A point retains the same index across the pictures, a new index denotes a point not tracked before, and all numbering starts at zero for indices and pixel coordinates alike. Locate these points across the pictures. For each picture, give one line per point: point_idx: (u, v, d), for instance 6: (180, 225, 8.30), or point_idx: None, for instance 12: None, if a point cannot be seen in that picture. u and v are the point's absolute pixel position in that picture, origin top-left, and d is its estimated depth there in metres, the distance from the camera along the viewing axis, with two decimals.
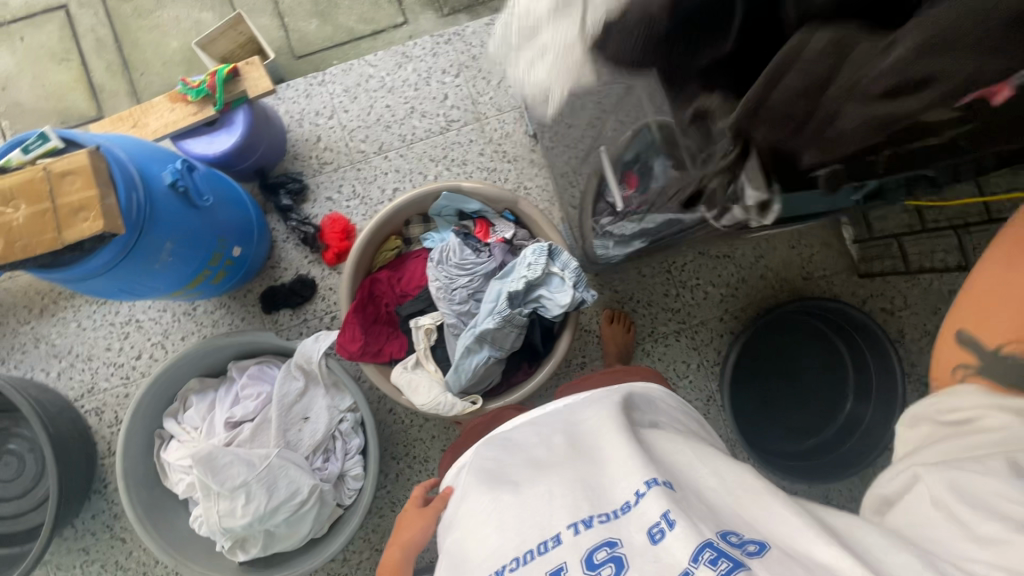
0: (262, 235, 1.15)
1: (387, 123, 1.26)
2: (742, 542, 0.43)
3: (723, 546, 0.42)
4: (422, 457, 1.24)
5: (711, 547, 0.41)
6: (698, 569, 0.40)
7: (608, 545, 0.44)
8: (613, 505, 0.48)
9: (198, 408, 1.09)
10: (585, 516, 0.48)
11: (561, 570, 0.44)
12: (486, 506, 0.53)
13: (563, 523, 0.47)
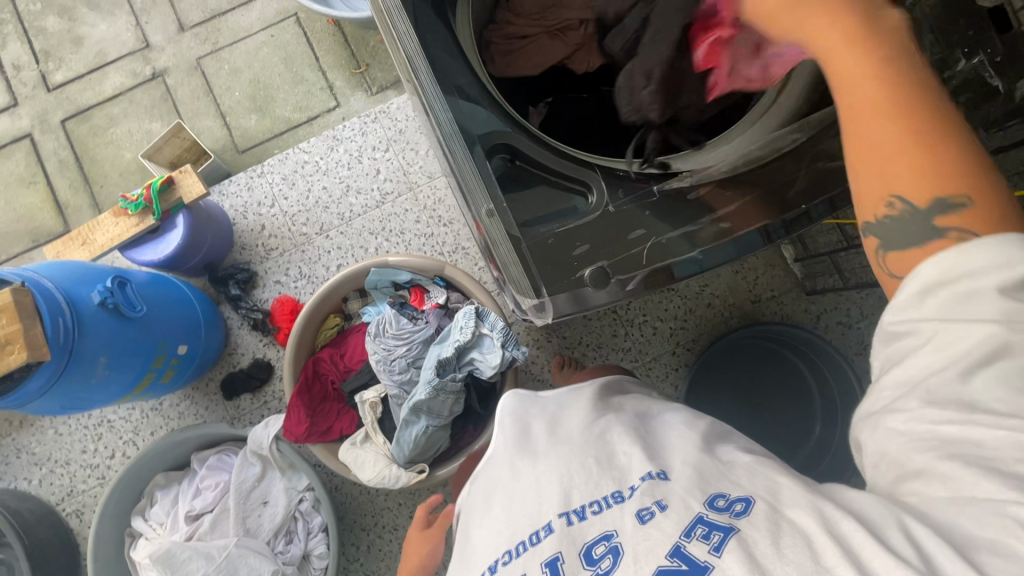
0: (212, 327, 1.20)
1: (325, 204, 1.32)
2: (729, 503, 0.45)
3: (712, 517, 0.44)
4: (391, 527, 1.21)
5: (701, 522, 0.43)
6: (689, 543, 0.42)
7: (606, 538, 0.45)
8: (607, 492, 0.50)
9: (163, 503, 1.12)
10: (578, 507, 0.49)
11: (557, 559, 0.45)
12: (489, 516, 0.54)
13: (556, 513, 0.49)
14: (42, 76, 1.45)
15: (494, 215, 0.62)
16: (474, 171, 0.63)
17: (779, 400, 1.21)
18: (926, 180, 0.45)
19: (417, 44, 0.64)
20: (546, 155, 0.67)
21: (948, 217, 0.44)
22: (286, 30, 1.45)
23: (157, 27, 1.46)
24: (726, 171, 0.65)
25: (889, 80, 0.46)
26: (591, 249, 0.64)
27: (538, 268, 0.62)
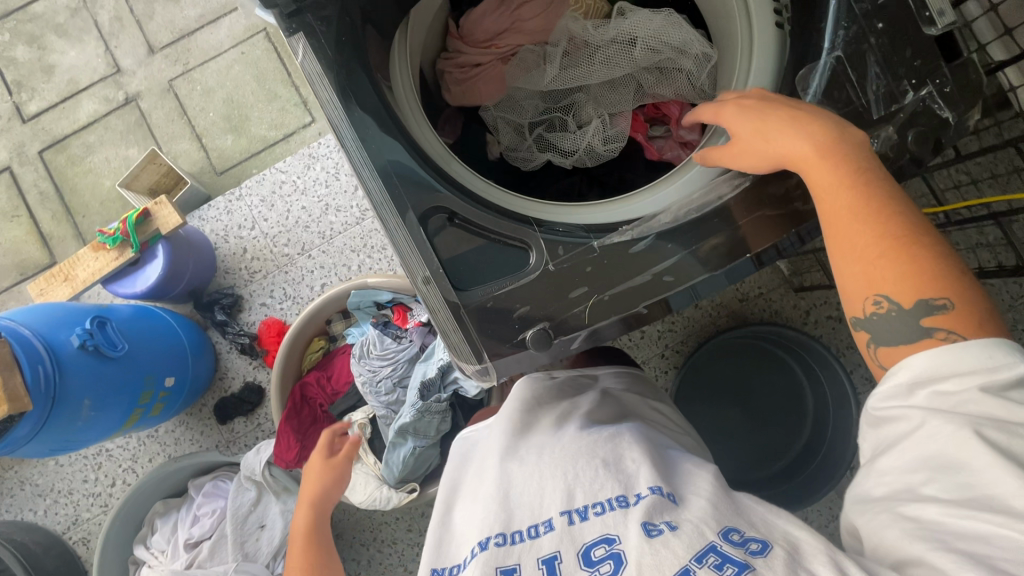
0: (201, 354, 1.21)
1: (305, 224, 1.31)
2: (744, 540, 0.46)
3: (727, 549, 0.45)
4: (389, 541, 1.22)
5: (715, 552, 0.44)
6: (699, 568, 0.43)
7: (607, 542, 0.47)
8: (610, 495, 0.51)
9: (163, 531, 1.14)
10: (580, 508, 0.50)
11: (554, 558, 0.48)
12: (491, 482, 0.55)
13: (558, 509, 0.51)
14: (16, 107, 1.44)
15: (431, 282, 0.56)
16: (409, 239, 0.56)
17: (763, 404, 1.19)
18: (910, 281, 0.47)
19: (338, 100, 0.54)
20: (486, 212, 0.57)
21: (931, 317, 0.46)
22: (257, 46, 1.42)
23: (127, 50, 1.44)
24: (670, 221, 0.58)
25: (859, 188, 0.50)
26: (534, 308, 0.56)
27: (478, 334, 0.56)
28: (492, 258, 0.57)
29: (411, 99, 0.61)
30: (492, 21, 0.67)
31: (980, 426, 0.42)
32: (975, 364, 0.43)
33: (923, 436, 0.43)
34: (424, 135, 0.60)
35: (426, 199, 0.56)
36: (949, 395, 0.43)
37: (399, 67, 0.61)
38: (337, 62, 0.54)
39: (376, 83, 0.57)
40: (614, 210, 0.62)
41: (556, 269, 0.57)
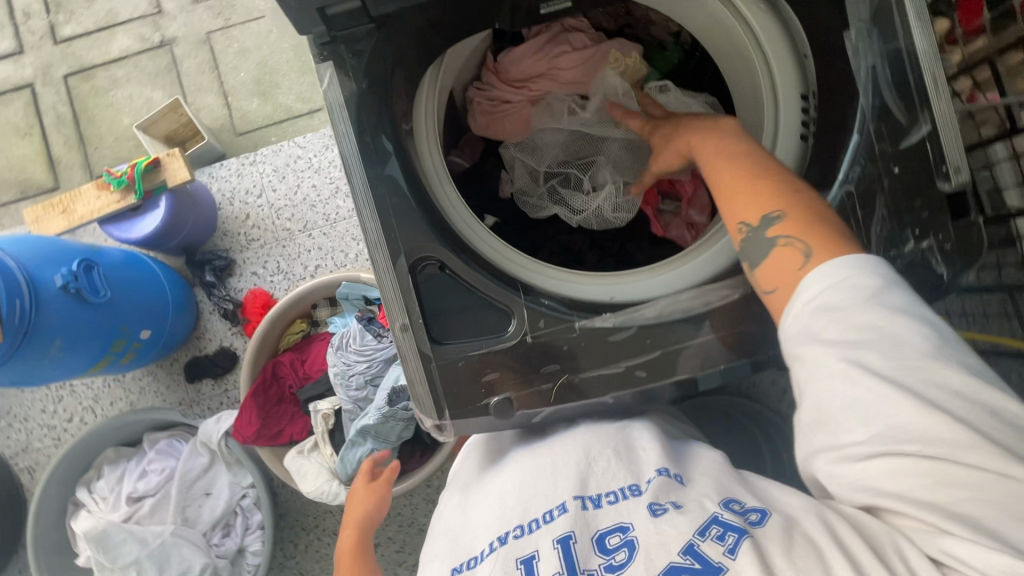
0: (184, 311, 1.20)
1: (312, 203, 1.31)
2: (744, 510, 0.49)
3: (727, 518, 0.47)
4: (330, 530, 1.25)
5: (717, 522, 0.47)
6: (702, 540, 0.45)
7: (621, 530, 0.48)
8: (622, 485, 0.53)
9: (109, 479, 1.14)
10: (593, 495, 0.52)
11: (569, 537, 0.48)
12: (511, 479, 0.57)
13: (571, 494, 0.52)
14: (50, 27, 1.43)
15: (407, 330, 0.56)
16: (394, 285, 0.56)
17: None
18: (761, 206, 0.54)
19: (353, 133, 0.55)
20: (479, 271, 0.57)
21: (781, 228, 0.53)
22: None
23: None
24: (655, 315, 0.59)
25: (716, 143, 0.60)
26: (502, 375, 0.57)
27: (444, 391, 0.56)
28: (476, 316, 0.57)
29: (432, 142, 0.61)
30: (532, 63, 0.71)
31: (861, 354, 0.44)
32: (835, 275, 0.48)
33: (829, 381, 0.45)
34: (437, 180, 0.60)
35: (420, 246, 0.56)
36: (829, 317, 0.46)
37: (426, 106, 0.60)
38: (365, 98, 0.55)
39: (397, 124, 0.57)
40: (610, 279, 0.63)
41: (533, 341, 0.58)
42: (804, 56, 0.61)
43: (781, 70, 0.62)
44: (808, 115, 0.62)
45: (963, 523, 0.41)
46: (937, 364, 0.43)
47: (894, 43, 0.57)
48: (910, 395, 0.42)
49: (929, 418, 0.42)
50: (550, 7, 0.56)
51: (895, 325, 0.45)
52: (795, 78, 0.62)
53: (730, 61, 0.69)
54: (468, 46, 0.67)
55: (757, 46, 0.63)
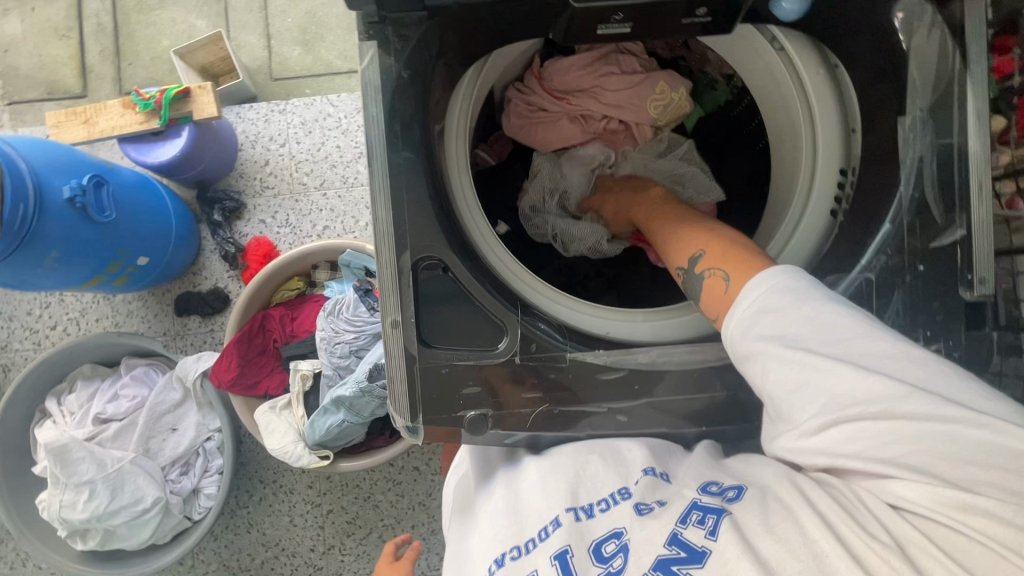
0: (185, 245, 1.20)
1: (333, 163, 1.30)
2: (722, 490, 0.48)
3: (705, 501, 0.47)
4: (287, 488, 1.28)
5: (696, 508, 0.46)
6: (686, 529, 0.45)
7: (616, 536, 0.47)
8: (611, 491, 0.51)
9: (79, 395, 1.14)
10: (585, 505, 0.50)
11: (566, 553, 0.46)
12: (503, 496, 0.54)
13: (563, 507, 0.50)
14: None
15: (398, 327, 0.55)
16: (393, 279, 0.55)
17: None
18: (695, 239, 0.60)
19: (384, 118, 0.54)
20: (482, 281, 0.57)
21: (706, 261, 0.57)
22: None
23: None
24: (647, 361, 0.59)
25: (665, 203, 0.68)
26: (484, 390, 0.56)
27: (422, 396, 0.55)
28: (471, 325, 0.56)
29: (460, 144, 0.60)
30: (577, 77, 0.70)
31: (803, 341, 0.46)
32: (758, 279, 0.51)
33: (774, 366, 0.46)
34: (460, 185, 0.60)
35: (426, 247, 0.55)
36: (764, 311, 0.49)
37: (460, 108, 0.60)
38: (404, 86, 0.53)
39: (430, 119, 0.56)
40: (608, 315, 0.63)
41: (521, 362, 0.57)
42: (852, 130, 0.61)
43: (825, 141, 0.62)
44: (842, 191, 0.62)
45: (915, 470, 0.41)
46: (868, 341, 0.45)
47: (948, 138, 0.55)
48: (844, 364, 0.44)
49: (863, 381, 0.43)
50: (606, 32, 0.51)
51: (826, 311, 0.47)
52: (838, 151, 0.61)
53: (777, 118, 0.68)
54: (514, 51, 0.66)
55: (808, 109, 0.62)
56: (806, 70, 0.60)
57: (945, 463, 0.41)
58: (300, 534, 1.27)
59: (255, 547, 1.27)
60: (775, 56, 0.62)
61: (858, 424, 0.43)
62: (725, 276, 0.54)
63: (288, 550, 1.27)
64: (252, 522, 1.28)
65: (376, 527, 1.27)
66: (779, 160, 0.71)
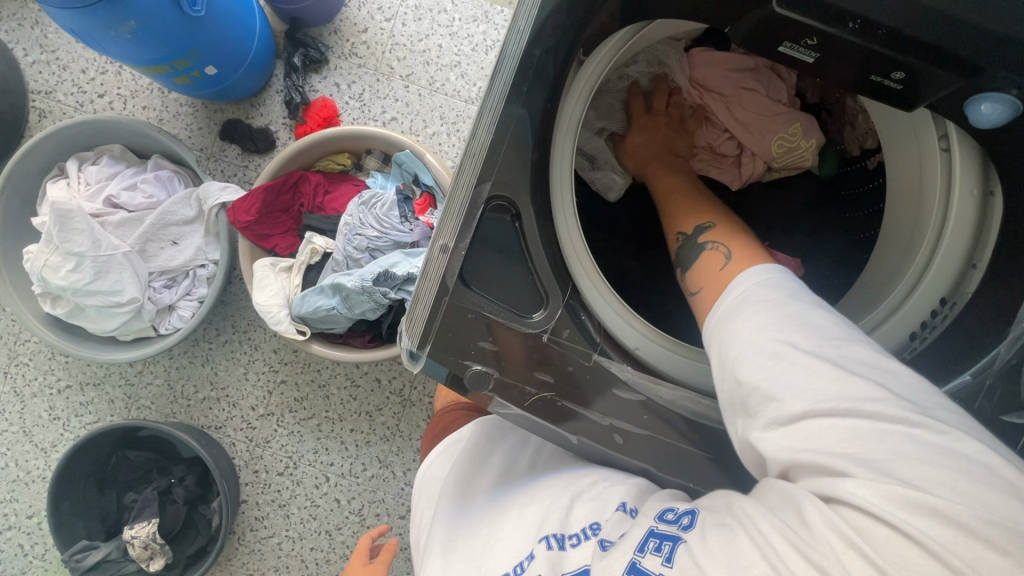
0: (254, 72, 1.16)
1: (428, 60, 1.24)
2: (677, 518, 0.46)
3: (662, 530, 0.45)
4: (253, 343, 1.29)
5: (653, 535, 0.44)
6: (643, 557, 0.42)
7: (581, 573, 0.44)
8: (583, 525, 0.49)
9: (101, 170, 1.13)
10: (558, 535, 0.48)
11: None
12: (481, 534, 0.53)
13: (535, 540, 0.48)
14: None
15: (445, 253, 0.54)
16: (461, 206, 0.53)
17: None
18: (708, 218, 0.65)
19: (528, 37, 0.50)
20: (545, 249, 0.54)
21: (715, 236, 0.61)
22: None
23: None
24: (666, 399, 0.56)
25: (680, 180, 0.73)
26: (499, 353, 0.53)
27: (436, 332, 0.53)
28: (509, 283, 0.54)
29: (580, 102, 0.55)
30: (716, 78, 0.70)
31: (793, 337, 0.43)
32: (759, 278, 0.50)
33: (758, 358, 0.43)
34: (561, 147, 0.55)
35: (503, 189, 0.52)
36: (755, 308, 0.47)
37: (593, 68, 0.55)
38: (558, 14, 0.49)
39: (570, 60, 0.52)
40: (654, 338, 0.60)
41: (546, 342, 0.54)
42: (971, 266, 0.53)
43: (940, 263, 0.54)
44: (931, 320, 0.54)
45: (871, 468, 0.37)
46: (848, 345, 0.43)
47: None
48: (823, 361, 0.41)
49: (843, 380, 0.40)
50: (786, 52, 0.46)
51: (813, 313, 0.45)
52: (946, 280, 0.54)
53: (903, 214, 0.60)
54: (678, 28, 0.62)
55: (941, 227, 0.54)
56: (960, 181, 0.52)
57: (904, 461, 0.36)
58: (248, 390, 1.29)
59: (202, 382, 1.29)
60: (937, 154, 0.53)
61: (827, 417, 0.39)
62: (727, 253, 0.58)
63: (230, 399, 1.29)
64: (209, 358, 1.30)
65: (318, 416, 1.29)
66: (884, 262, 0.62)
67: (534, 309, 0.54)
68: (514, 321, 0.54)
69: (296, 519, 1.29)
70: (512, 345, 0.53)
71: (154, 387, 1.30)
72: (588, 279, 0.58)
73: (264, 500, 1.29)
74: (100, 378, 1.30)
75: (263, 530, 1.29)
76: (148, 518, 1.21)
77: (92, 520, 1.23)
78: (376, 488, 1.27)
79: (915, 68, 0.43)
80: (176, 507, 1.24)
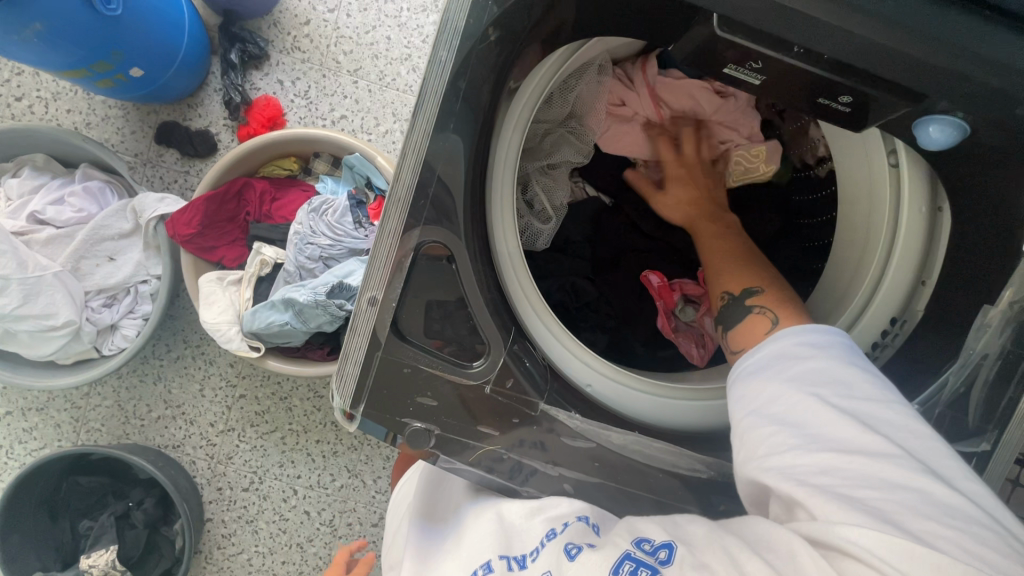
0: (187, 71, 1.09)
1: (376, 54, 1.18)
2: (655, 549, 0.42)
3: (638, 557, 0.42)
4: (208, 358, 1.24)
5: (628, 559, 0.41)
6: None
7: None
8: (540, 537, 0.47)
9: (22, 183, 1.04)
10: (518, 555, 0.46)
11: None
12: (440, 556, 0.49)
13: (495, 553, 0.46)
14: None
15: (374, 307, 0.52)
16: (390, 251, 0.51)
17: None
18: (752, 271, 0.62)
19: (452, 68, 0.47)
20: (483, 292, 0.52)
21: (760, 300, 0.58)
22: None
23: None
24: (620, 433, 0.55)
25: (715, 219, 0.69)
26: (439, 408, 0.52)
27: (371, 389, 0.51)
28: (451, 332, 0.52)
29: (520, 124, 0.53)
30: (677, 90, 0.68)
31: (821, 389, 0.44)
32: (804, 328, 0.51)
33: (781, 402, 0.45)
34: (502, 165, 0.53)
35: (435, 230, 0.49)
36: (789, 359, 0.48)
37: (528, 92, 0.53)
38: (490, 40, 0.46)
39: (505, 82, 0.49)
40: (636, 384, 0.58)
41: (489, 393, 0.53)
42: (921, 282, 0.53)
43: (890, 281, 0.54)
44: (884, 339, 0.55)
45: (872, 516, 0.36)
46: (880, 406, 0.43)
47: None
48: (850, 417, 0.42)
49: (864, 438, 0.40)
50: (731, 74, 0.45)
51: (846, 369, 0.46)
52: (898, 299, 0.54)
53: (852, 230, 0.60)
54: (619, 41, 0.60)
55: (890, 246, 0.54)
56: (909, 197, 0.51)
57: (906, 512, 0.36)
58: (205, 406, 1.24)
59: (154, 401, 1.24)
60: (885, 170, 0.53)
61: (837, 466, 0.39)
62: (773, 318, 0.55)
63: (187, 417, 1.24)
64: (161, 376, 1.24)
65: (282, 428, 1.25)
66: (836, 278, 0.62)
67: (479, 354, 0.53)
68: (455, 371, 0.52)
69: (265, 534, 1.25)
70: (457, 393, 0.52)
71: (102, 410, 1.24)
72: (533, 315, 0.57)
73: (230, 517, 1.25)
74: (42, 403, 1.23)
75: (231, 546, 1.25)
76: (107, 544, 1.15)
77: (47, 549, 1.17)
78: (346, 498, 1.25)
79: (868, 94, 0.41)
80: (135, 532, 1.19)
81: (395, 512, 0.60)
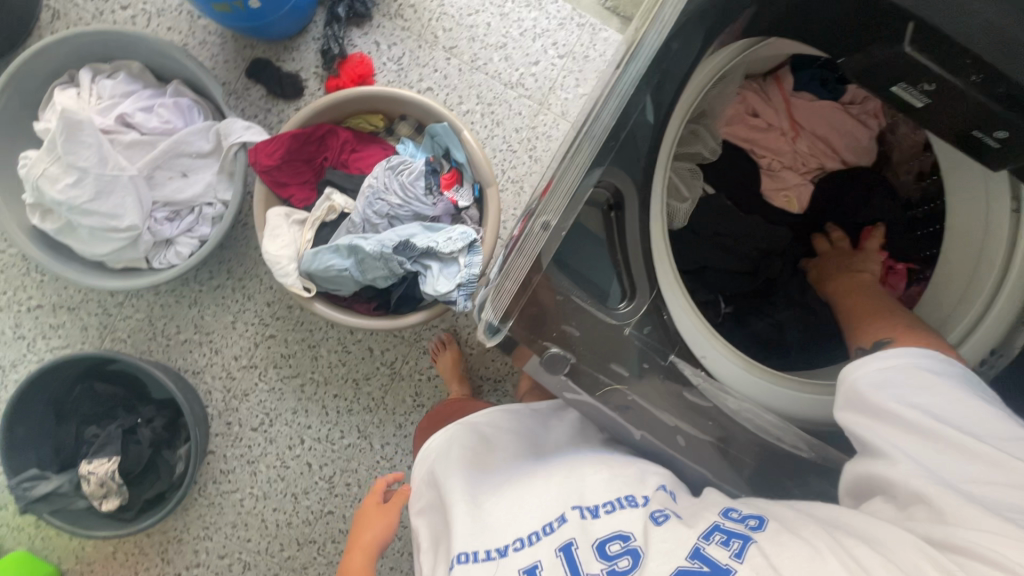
0: (295, 15, 1.12)
1: (473, 36, 1.22)
2: (744, 518, 0.52)
3: (729, 527, 0.51)
4: (246, 293, 1.25)
5: (721, 531, 0.50)
6: (710, 545, 0.48)
7: (621, 538, 0.50)
8: (618, 496, 0.55)
9: (116, 85, 1.07)
10: (592, 506, 0.54)
11: (571, 545, 0.51)
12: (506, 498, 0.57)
13: (570, 505, 0.54)
14: None
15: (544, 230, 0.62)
16: (569, 186, 0.62)
17: None
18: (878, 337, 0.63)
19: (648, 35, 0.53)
20: (639, 248, 0.70)
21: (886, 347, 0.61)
22: None
23: None
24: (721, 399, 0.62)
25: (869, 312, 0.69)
26: (579, 337, 0.65)
27: (522, 306, 0.62)
28: (593, 272, 0.69)
29: (679, 118, 0.66)
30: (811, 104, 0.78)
31: (943, 421, 0.50)
32: (915, 363, 0.57)
33: (906, 437, 0.51)
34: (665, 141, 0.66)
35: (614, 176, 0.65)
36: (904, 392, 0.54)
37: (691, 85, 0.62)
38: None
39: None
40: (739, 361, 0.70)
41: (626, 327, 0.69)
42: None
43: (1004, 307, 0.62)
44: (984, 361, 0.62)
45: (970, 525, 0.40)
46: (1000, 433, 0.49)
47: None
48: (976, 444, 0.48)
49: (997, 463, 0.46)
50: (900, 93, 0.51)
51: (958, 402, 0.52)
52: (998, 330, 0.62)
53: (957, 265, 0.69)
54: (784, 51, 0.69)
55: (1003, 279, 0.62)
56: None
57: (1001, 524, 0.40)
58: (233, 339, 1.25)
59: (185, 323, 1.24)
60: (1006, 214, 0.62)
61: (976, 491, 0.45)
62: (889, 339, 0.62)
63: (214, 346, 1.25)
64: (197, 301, 1.25)
65: (303, 376, 1.26)
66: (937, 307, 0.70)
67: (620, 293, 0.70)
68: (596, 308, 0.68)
69: (263, 478, 1.25)
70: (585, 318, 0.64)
71: (132, 320, 1.24)
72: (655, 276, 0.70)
73: (232, 454, 1.25)
74: (74, 303, 1.23)
75: (227, 483, 1.25)
76: (109, 455, 1.15)
77: (46, 446, 1.17)
78: (351, 457, 1.25)
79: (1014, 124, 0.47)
80: (139, 448, 1.18)
81: (422, 484, 0.65)
